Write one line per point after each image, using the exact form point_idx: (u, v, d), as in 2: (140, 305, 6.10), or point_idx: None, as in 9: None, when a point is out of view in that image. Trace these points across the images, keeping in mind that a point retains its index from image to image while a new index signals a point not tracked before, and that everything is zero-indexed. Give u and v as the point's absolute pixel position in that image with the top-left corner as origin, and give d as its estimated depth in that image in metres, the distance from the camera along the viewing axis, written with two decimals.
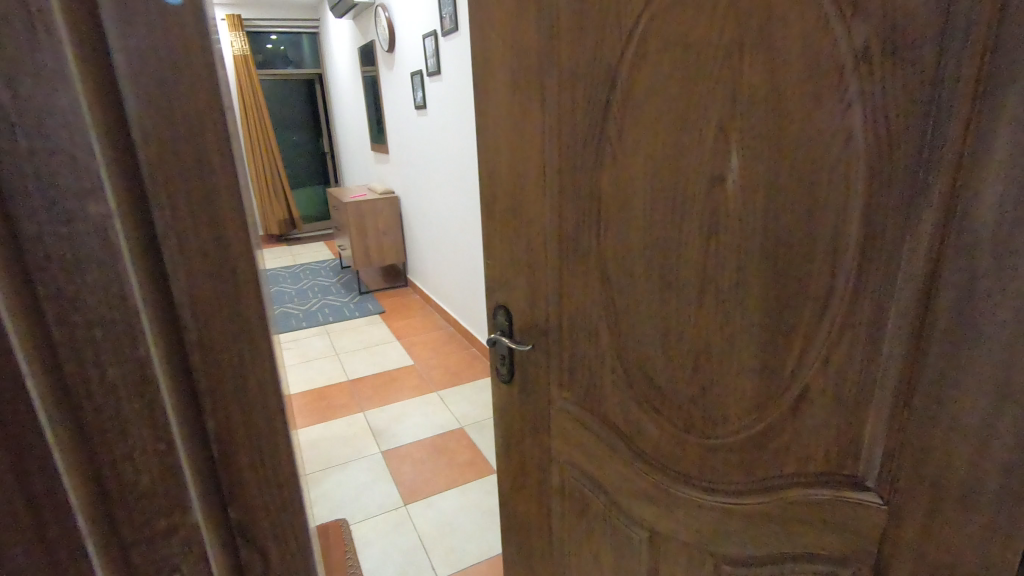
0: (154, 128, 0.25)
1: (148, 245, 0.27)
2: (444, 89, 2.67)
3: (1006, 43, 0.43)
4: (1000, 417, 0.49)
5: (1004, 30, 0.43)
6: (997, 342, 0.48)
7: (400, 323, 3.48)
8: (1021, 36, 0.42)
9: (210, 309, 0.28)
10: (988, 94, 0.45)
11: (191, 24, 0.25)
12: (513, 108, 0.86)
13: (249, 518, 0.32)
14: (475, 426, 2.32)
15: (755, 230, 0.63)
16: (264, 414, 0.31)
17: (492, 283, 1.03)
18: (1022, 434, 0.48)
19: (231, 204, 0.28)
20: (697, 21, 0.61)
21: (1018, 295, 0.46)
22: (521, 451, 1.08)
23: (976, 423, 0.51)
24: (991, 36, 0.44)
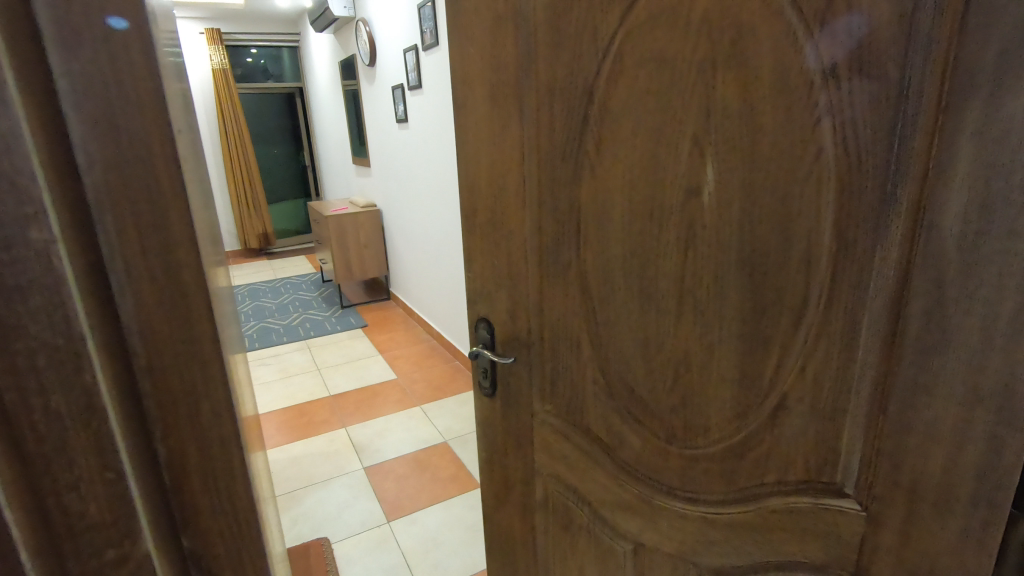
0: (99, 155, 0.27)
1: (95, 269, 0.28)
2: (425, 103, 2.67)
3: (964, 60, 0.45)
4: (971, 423, 0.50)
5: (962, 47, 0.45)
6: (964, 349, 0.49)
7: (383, 336, 3.45)
8: (978, 54, 0.44)
9: (158, 326, 0.30)
10: (948, 110, 0.47)
11: (137, 61, 0.27)
12: (493, 122, 0.86)
13: (195, 525, 0.34)
14: (459, 440, 2.30)
15: (731, 241, 0.64)
16: (211, 422, 0.33)
17: (473, 296, 1.02)
18: (991, 439, 0.49)
19: (181, 225, 0.30)
20: (671, 37, 0.63)
21: (983, 303, 0.47)
22: (504, 465, 1.07)
23: (949, 429, 0.52)
24: (949, 55, 0.46)
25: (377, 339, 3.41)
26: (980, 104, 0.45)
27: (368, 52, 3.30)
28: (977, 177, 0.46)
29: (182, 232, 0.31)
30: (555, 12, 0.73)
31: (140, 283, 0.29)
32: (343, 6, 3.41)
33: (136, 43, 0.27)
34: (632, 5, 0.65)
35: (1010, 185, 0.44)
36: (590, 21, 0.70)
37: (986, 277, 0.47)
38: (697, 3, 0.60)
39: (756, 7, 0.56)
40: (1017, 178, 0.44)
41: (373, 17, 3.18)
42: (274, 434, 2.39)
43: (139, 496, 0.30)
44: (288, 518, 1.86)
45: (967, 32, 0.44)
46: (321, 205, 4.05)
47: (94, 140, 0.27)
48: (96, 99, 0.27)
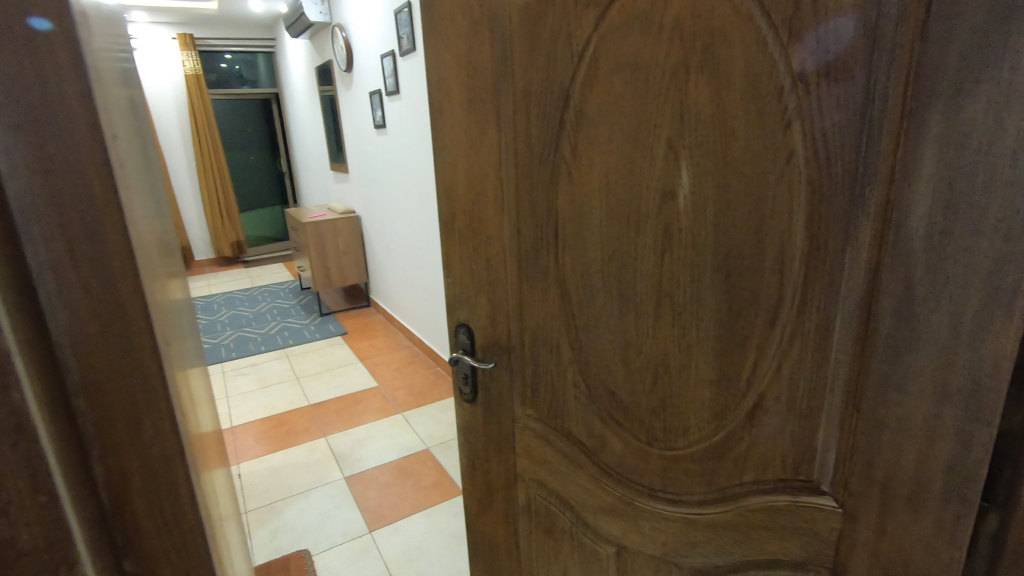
0: (27, 173, 0.30)
1: (22, 280, 0.31)
2: (403, 108, 2.66)
3: (927, 66, 0.46)
4: (939, 418, 0.51)
5: (925, 53, 0.46)
6: (932, 346, 0.50)
7: (363, 344, 3.41)
8: (939, 60, 0.45)
9: (87, 330, 0.33)
10: (912, 113, 0.48)
11: (69, 87, 0.31)
12: (470, 127, 0.86)
13: (126, 517, 0.36)
14: (442, 447, 2.29)
15: (706, 243, 0.64)
16: (140, 421, 0.36)
17: (452, 302, 1.02)
18: (959, 433, 0.51)
19: (112, 237, 0.34)
20: (645, 42, 0.63)
21: (949, 301, 0.49)
22: (486, 471, 1.07)
23: (919, 424, 0.53)
24: (911, 60, 0.47)
25: (357, 347, 3.37)
26: (942, 108, 0.46)
27: (345, 58, 3.28)
28: (940, 179, 0.47)
29: (113, 240, 0.34)
30: (530, 18, 0.74)
31: (73, 291, 0.32)
32: (319, 11, 3.38)
33: (68, 59, 0.31)
34: (606, 11, 0.66)
35: (973, 186, 0.46)
36: (566, 26, 0.70)
37: (951, 275, 0.48)
38: (670, 8, 0.60)
39: (727, 13, 0.57)
40: (980, 179, 0.45)
41: (349, 22, 3.16)
42: (252, 446, 2.34)
43: (72, 499, 0.32)
44: (266, 530, 1.82)
45: (929, 37, 0.46)
46: (298, 212, 4.00)
47: (20, 158, 0.30)
48: (25, 110, 0.30)
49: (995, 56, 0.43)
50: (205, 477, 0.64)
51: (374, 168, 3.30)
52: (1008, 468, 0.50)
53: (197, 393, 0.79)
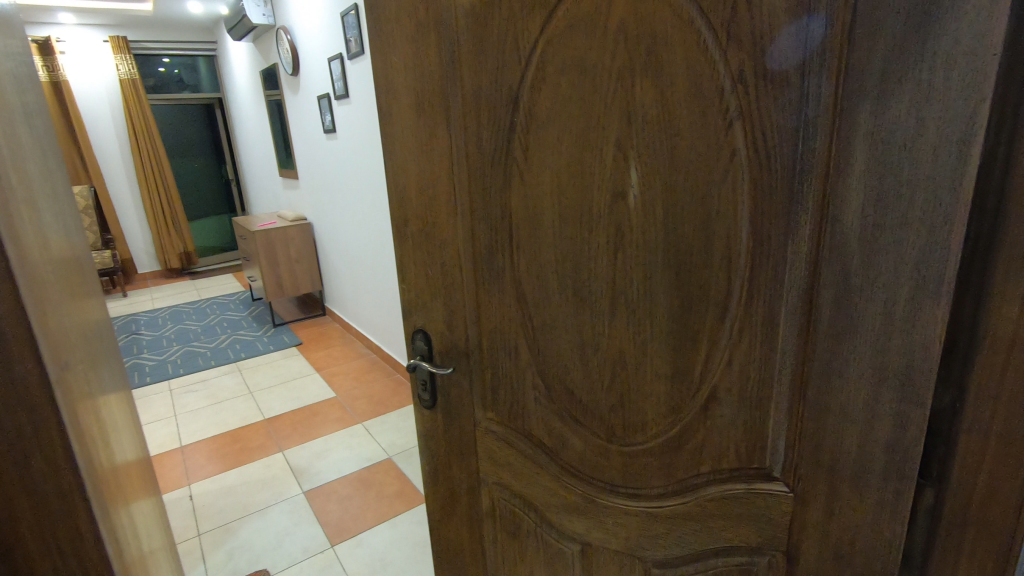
0: None
1: None
2: (353, 112, 2.61)
3: (855, 67, 0.49)
4: (880, 402, 0.54)
5: (853, 56, 0.48)
6: (870, 333, 0.53)
7: (319, 354, 3.32)
8: (867, 62, 0.48)
9: None
10: (844, 112, 0.50)
11: None
12: (420, 130, 0.85)
13: None
14: (404, 455, 2.26)
15: (656, 242, 0.65)
16: None
17: (408, 307, 1.00)
18: (898, 414, 0.53)
19: None
20: (591, 45, 0.64)
21: (884, 289, 0.51)
22: (448, 477, 1.06)
23: (862, 408, 0.55)
24: (840, 62, 0.49)
25: (313, 357, 3.28)
26: (869, 108, 0.49)
27: (290, 61, 3.20)
28: (873, 174, 0.50)
29: None
30: (478, 21, 0.73)
31: None
32: (262, 13, 3.28)
33: None
34: (552, 14, 0.66)
35: (900, 180, 0.48)
36: (512, 29, 0.70)
37: (883, 265, 0.51)
38: (614, 12, 0.61)
39: (668, 17, 0.58)
40: (906, 174, 0.48)
41: (294, 25, 3.08)
42: (204, 465, 2.25)
43: None
44: (222, 552, 1.75)
45: (855, 40, 0.48)
46: (246, 220, 3.86)
47: None
48: None
49: (915, 58, 0.45)
50: (92, 489, 0.61)
51: (325, 174, 3.22)
52: (940, 444, 0.54)
53: (95, 408, 0.75)
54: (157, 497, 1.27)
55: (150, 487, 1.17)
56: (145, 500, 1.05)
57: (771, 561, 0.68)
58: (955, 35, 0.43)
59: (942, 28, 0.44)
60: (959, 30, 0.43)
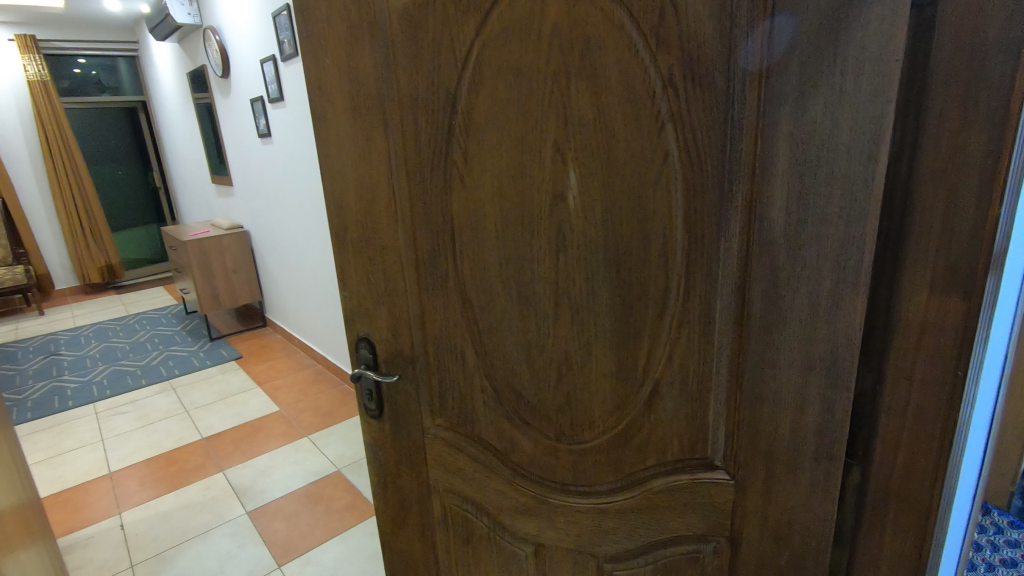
0: None
1: None
2: (289, 116, 2.52)
3: (777, 71, 0.51)
4: (810, 389, 0.57)
5: (773, 60, 0.51)
6: (799, 322, 0.56)
7: (261, 367, 3.19)
8: (788, 66, 0.50)
9: None
10: (767, 113, 0.52)
11: None
12: (356, 134, 0.83)
13: None
14: (353, 466, 2.20)
15: (597, 242, 0.66)
16: None
17: (351, 315, 0.97)
18: (826, 399, 0.56)
19: None
20: (526, 48, 0.64)
21: (810, 282, 0.54)
22: (399, 487, 1.03)
23: (794, 395, 0.58)
24: (763, 65, 0.52)
25: (254, 371, 3.14)
26: (789, 110, 0.51)
27: (220, 63, 3.06)
28: (795, 173, 0.52)
29: None
30: (412, 23, 0.72)
31: None
32: (187, 12, 3.12)
33: None
34: (486, 17, 0.66)
35: (820, 177, 0.51)
36: (447, 31, 0.70)
37: (808, 257, 0.54)
38: (548, 16, 0.62)
39: (600, 21, 0.59)
40: (825, 172, 0.51)
41: (222, 24, 2.95)
42: (136, 492, 2.11)
43: None
44: None
45: (774, 46, 0.51)
46: (177, 229, 3.66)
47: None
48: None
49: (829, 63, 0.48)
50: None
51: (261, 180, 3.10)
52: (864, 425, 0.58)
53: None
54: (43, 547, 1.14)
55: (30, 539, 1.04)
56: (13, 558, 0.92)
57: (717, 547, 0.71)
58: (862, 42, 0.47)
59: (851, 35, 0.47)
60: (866, 38, 0.46)
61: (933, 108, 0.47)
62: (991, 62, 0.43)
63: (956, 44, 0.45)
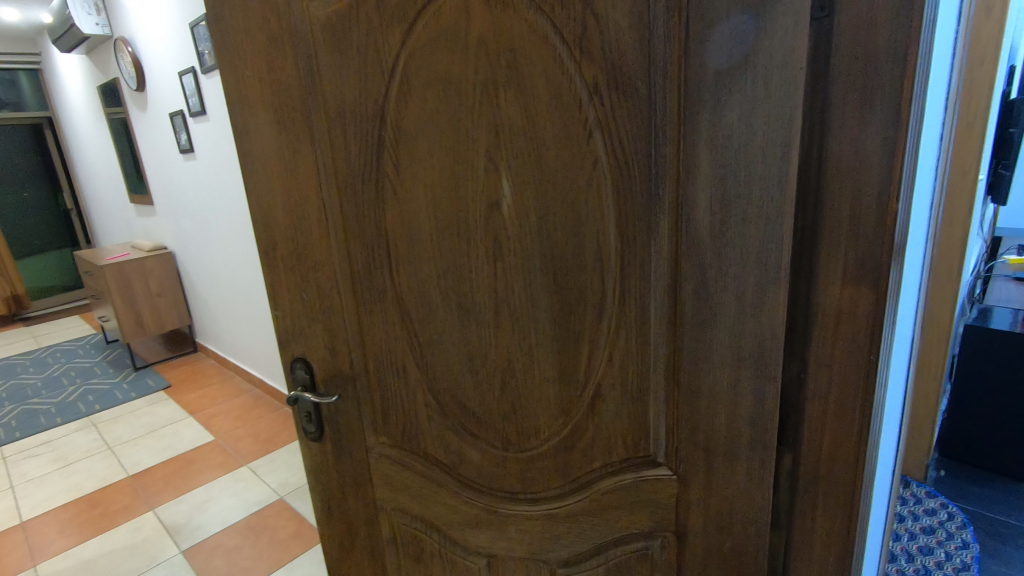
0: None
1: None
2: (212, 131, 2.41)
3: (694, 80, 0.53)
4: (741, 382, 0.59)
5: (691, 69, 0.53)
6: (728, 319, 0.58)
7: (193, 395, 3.00)
8: (704, 75, 0.52)
9: None
10: (688, 120, 0.54)
11: None
12: (282, 148, 0.80)
13: None
14: (298, 492, 2.11)
15: (533, 249, 0.66)
16: None
17: (284, 335, 0.93)
18: (757, 390, 0.59)
19: None
20: (453, 59, 0.64)
21: (735, 279, 0.57)
22: (345, 511, 0.99)
23: (727, 389, 0.60)
24: (681, 73, 0.54)
25: (186, 399, 2.96)
26: (708, 116, 0.53)
27: (134, 75, 2.88)
28: (717, 176, 0.55)
29: None
30: (335, 33, 0.71)
31: None
32: (95, 22, 2.93)
33: None
34: (411, 28, 0.66)
35: (739, 179, 0.54)
36: (372, 42, 0.69)
37: (732, 255, 0.56)
38: (473, 27, 0.62)
39: (524, 32, 0.60)
40: (743, 174, 0.53)
41: (135, 35, 2.78)
42: (55, 540, 1.93)
43: None
44: None
45: (691, 54, 0.53)
46: (92, 253, 3.41)
47: None
48: None
49: (741, 72, 0.51)
50: None
51: (185, 197, 2.94)
52: (793, 413, 0.60)
53: None
54: None
55: None
56: None
57: (664, 543, 0.72)
58: (769, 52, 0.50)
59: (759, 44, 0.50)
60: (774, 47, 0.49)
61: (835, 113, 0.50)
62: (882, 70, 0.47)
63: (851, 53, 0.48)
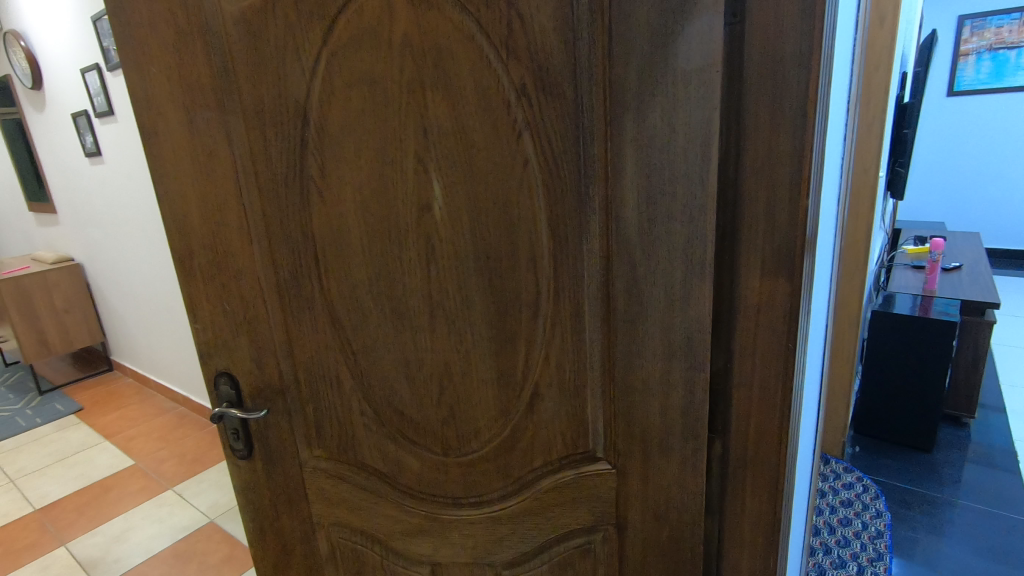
0: None
1: None
2: (121, 133, 2.24)
3: (618, 80, 0.54)
4: (673, 375, 0.61)
5: (615, 70, 0.54)
6: (658, 313, 0.60)
7: (108, 417, 2.78)
8: (627, 75, 0.53)
9: None
10: (613, 120, 0.55)
11: None
12: (194, 149, 0.74)
13: None
14: (229, 513, 1.99)
15: (466, 252, 0.66)
16: None
17: (204, 348, 0.87)
18: (688, 381, 0.61)
19: None
20: (377, 58, 0.62)
21: (663, 275, 0.58)
22: (278, 531, 0.94)
23: (660, 382, 0.62)
24: (605, 74, 0.55)
25: (100, 423, 2.73)
26: (632, 117, 0.54)
27: (28, 73, 2.63)
28: (642, 175, 0.56)
29: None
30: (250, 30, 0.67)
31: None
32: None
33: None
34: (332, 25, 0.63)
35: (664, 178, 0.55)
36: (291, 39, 0.66)
37: (660, 252, 0.57)
38: (397, 26, 0.61)
39: (450, 32, 0.59)
40: (666, 172, 0.55)
41: (28, 28, 2.54)
42: None
43: None
44: None
45: (614, 57, 0.54)
46: None
47: None
48: None
49: (663, 75, 0.52)
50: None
51: (91, 204, 2.72)
52: (720, 402, 0.63)
53: None
54: None
55: None
56: None
57: (605, 535, 0.73)
58: (687, 55, 0.51)
59: (679, 48, 0.51)
60: (691, 51, 0.51)
61: (749, 114, 0.52)
62: (789, 73, 0.50)
63: (761, 59, 0.50)
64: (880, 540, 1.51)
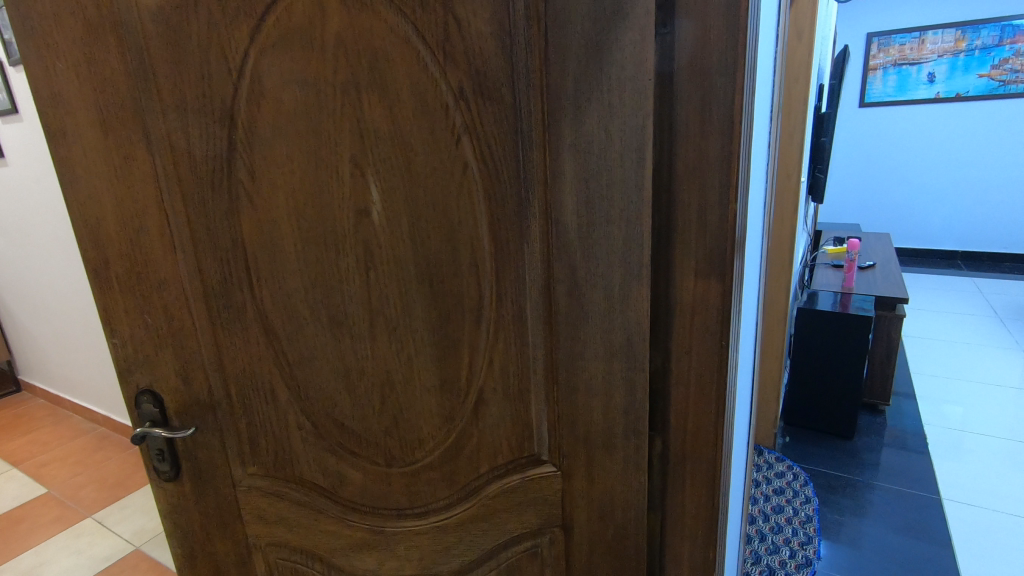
0: None
1: None
2: (25, 133, 2.07)
3: (555, 86, 0.54)
4: (615, 375, 0.62)
5: (552, 75, 0.54)
6: (600, 316, 0.60)
7: (16, 443, 2.53)
8: (564, 81, 0.54)
9: None
10: (551, 125, 0.56)
11: None
12: (107, 150, 0.69)
13: None
14: (157, 539, 1.86)
15: (407, 257, 0.64)
16: None
17: (122, 364, 0.80)
18: (629, 381, 0.62)
19: None
20: (308, 58, 0.60)
21: (602, 278, 0.59)
22: (209, 557, 0.88)
23: (602, 383, 0.63)
24: (542, 79, 0.55)
25: (6, 449, 2.49)
26: (570, 122, 0.55)
27: None
28: (580, 180, 0.56)
29: None
30: (169, 26, 0.63)
31: None
32: None
33: None
34: (260, 23, 0.61)
35: (603, 183, 0.56)
36: (214, 37, 0.62)
37: (600, 255, 0.58)
38: (330, 26, 0.59)
39: (384, 34, 0.57)
40: (604, 177, 0.56)
41: None
42: None
43: None
44: None
45: (550, 63, 0.54)
46: None
47: None
48: None
49: (598, 81, 0.53)
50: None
51: None
52: (659, 400, 0.64)
53: None
54: None
55: None
56: None
57: (552, 538, 0.73)
58: (622, 63, 0.52)
59: (612, 55, 0.52)
60: (625, 59, 0.52)
61: (681, 121, 0.54)
62: (716, 82, 0.52)
63: (691, 66, 0.52)
64: (809, 524, 1.60)
